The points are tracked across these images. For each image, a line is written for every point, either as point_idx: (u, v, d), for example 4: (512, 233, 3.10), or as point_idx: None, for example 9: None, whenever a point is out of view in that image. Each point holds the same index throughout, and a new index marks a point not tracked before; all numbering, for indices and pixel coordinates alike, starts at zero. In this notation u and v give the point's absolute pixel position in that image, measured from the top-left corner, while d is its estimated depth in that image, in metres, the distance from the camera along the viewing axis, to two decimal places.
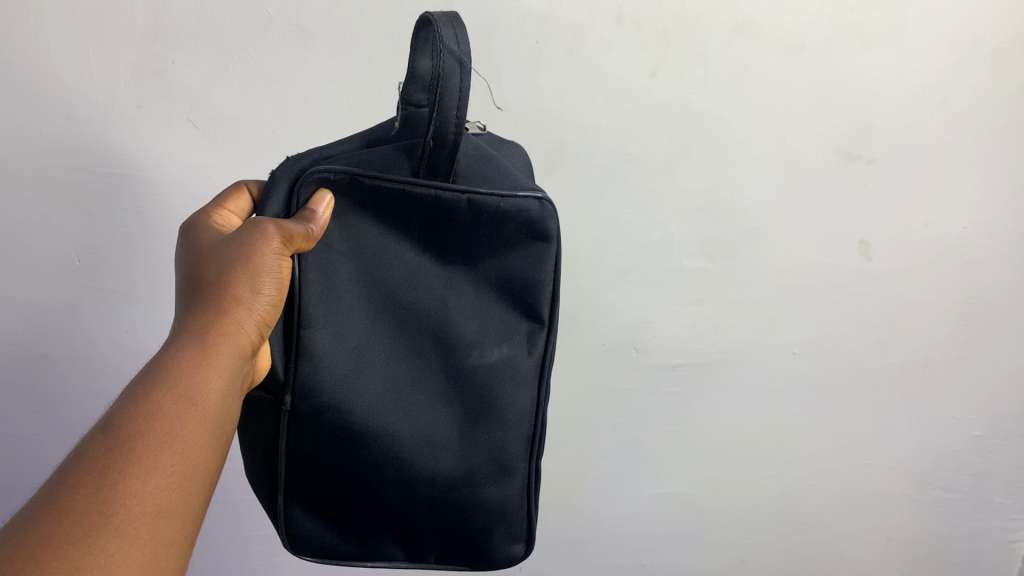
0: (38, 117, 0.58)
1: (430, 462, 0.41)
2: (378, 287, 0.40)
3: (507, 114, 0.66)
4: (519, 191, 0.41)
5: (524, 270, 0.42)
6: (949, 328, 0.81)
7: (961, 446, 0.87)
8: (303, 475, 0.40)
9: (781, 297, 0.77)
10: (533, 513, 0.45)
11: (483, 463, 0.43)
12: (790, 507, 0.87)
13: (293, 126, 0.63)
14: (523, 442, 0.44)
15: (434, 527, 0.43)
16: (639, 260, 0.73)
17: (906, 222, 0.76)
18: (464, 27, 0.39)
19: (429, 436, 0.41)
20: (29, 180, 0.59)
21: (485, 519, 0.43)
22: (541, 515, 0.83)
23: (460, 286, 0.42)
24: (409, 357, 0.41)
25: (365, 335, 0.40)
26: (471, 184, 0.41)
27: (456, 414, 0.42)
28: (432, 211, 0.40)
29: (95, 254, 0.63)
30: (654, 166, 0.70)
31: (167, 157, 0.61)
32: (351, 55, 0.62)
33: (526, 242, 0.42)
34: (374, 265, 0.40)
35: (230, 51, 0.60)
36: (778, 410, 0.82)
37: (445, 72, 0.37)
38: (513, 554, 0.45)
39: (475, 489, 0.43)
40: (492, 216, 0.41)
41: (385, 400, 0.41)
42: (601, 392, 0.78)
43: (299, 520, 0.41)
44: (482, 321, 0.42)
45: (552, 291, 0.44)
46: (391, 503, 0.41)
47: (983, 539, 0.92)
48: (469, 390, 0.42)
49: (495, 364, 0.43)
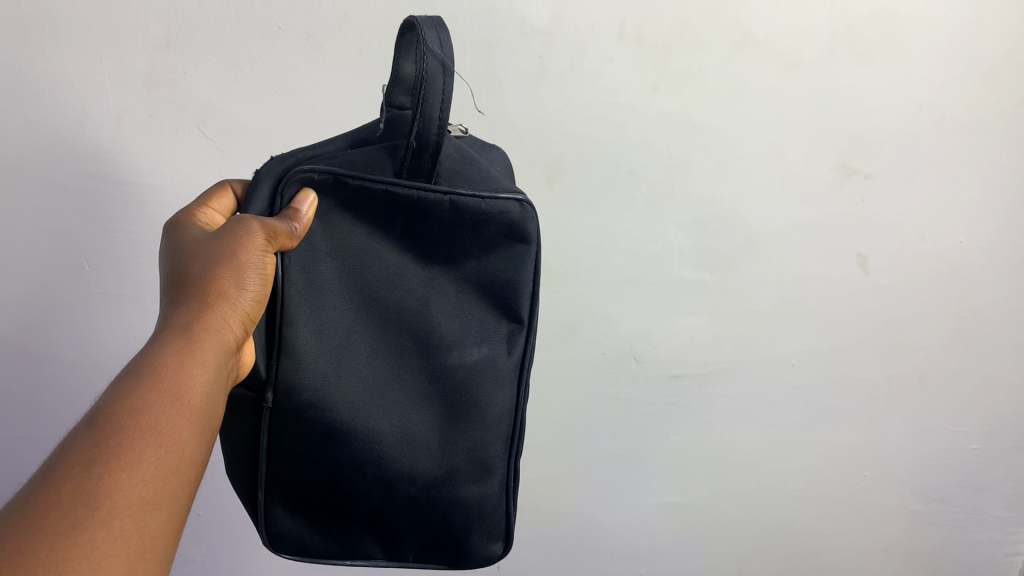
0: (50, 125, 0.58)
1: (409, 460, 0.42)
2: (359, 287, 0.41)
3: (509, 125, 0.67)
4: (500, 192, 0.42)
5: (504, 271, 0.43)
6: (946, 341, 0.82)
7: (958, 459, 0.88)
8: (284, 473, 0.40)
9: (780, 309, 0.77)
10: (512, 513, 0.46)
11: (462, 462, 0.43)
12: (789, 519, 0.87)
13: (299, 135, 0.64)
14: (502, 442, 0.44)
15: (413, 526, 0.43)
16: (638, 270, 0.74)
17: (903, 236, 0.77)
18: (447, 31, 0.39)
19: (408, 434, 0.42)
20: (39, 187, 0.59)
21: (464, 517, 0.43)
22: (540, 525, 0.83)
23: (441, 287, 0.42)
24: (390, 355, 0.42)
25: (347, 334, 0.41)
26: (453, 184, 0.41)
27: (435, 413, 0.42)
28: (414, 212, 0.41)
29: (106, 260, 0.63)
30: (654, 178, 0.71)
31: (175, 165, 0.62)
32: (357, 70, 0.63)
33: (507, 243, 0.43)
34: (357, 265, 0.41)
35: (241, 61, 0.61)
36: (776, 421, 0.82)
37: (428, 75, 0.38)
38: (492, 553, 0.45)
39: (455, 488, 0.43)
40: (474, 216, 0.41)
41: (366, 398, 0.41)
42: (600, 401, 0.78)
43: (279, 518, 0.41)
44: (463, 321, 0.43)
45: (532, 292, 0.44)
46: (371, 502, 0.42)
47: (979, 551, 0.92)
48: (449, 389, 0.43)
49: (475, 364, 0.43)
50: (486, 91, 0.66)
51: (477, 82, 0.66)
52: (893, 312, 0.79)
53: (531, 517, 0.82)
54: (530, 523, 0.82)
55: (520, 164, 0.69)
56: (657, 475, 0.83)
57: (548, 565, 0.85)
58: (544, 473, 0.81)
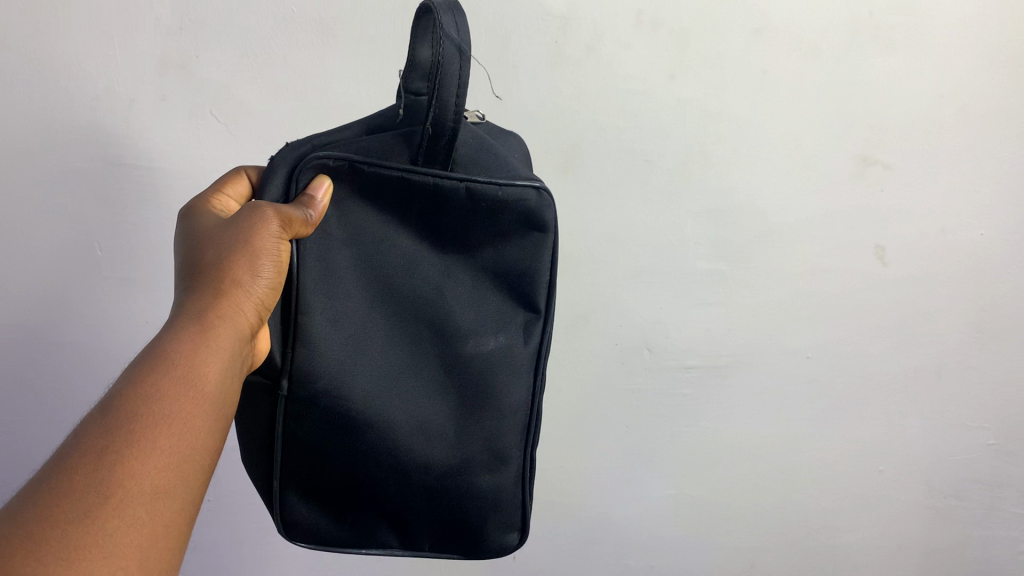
0: (60, 107, 0.58)
1: (424, 449, 0.41)
2: (375, 275, 0.41)
3: (523, 112, 0.66)
4: (517, 179, 0.41)
5: (521, 260, 0.42)
6: (964, 335, 0.81)
7: (974, 455, 0.87)
8: (300, 462, 0.40)
9: (795, 301, 0.76)
10: (529, 505, 0.45)
11: (478, 452, 0.42)
12: (802, 512, 0.86)
13: (309, 119, 0.63)
14: (519, 432, 0.44)
15: (428, 515, 0.42)
16: (651, 260, 0.73)
17: (922, 228, 0.76)
18: (464, 15, 0.39)
19: (423, 423, 0.41)
20: (51, 169, 0.59)
21: (479, 507, 0.43)
22: (549, 516, 0.82)
23: (457, 275, 0.42)
24: (405, 343, 0.41)
25: (362, 322, 0.40)
26: (469, 171, 0.41)
27: (451, 402, 0.42)
28: (430, 199, 0.40)
29: (115, 244, 0.62)
30: (670, 167, 0.70)
31: (186, 150, 0.62)
32: (371, 50, 0.63)
33: (523, 232, 0.42)
34: (373, 252, 0.40)
35: (252, 46, 0.61)
36: (790, 414, 0.81)
37: (444, 59, 0.37)
38: (508, 544, 0.45)
39: (470, 478, 0.42)
40: (490, 204, 0.41)
41: (381, 386, 0.41)
42: (612, 392, 0.78)
43: (293, 506, 0.40)
44: (479, 310, 0.42)
45: (549, 281, 0.43)
46: (386, 491, 0.41)
47: (996, 548, 0.91)
48: (466, 379, 0.42)
49: (491, 353, 0.42)
50: (500, 78, 0.65)
51: (491, 68, 0.65)
52: (913, 305, 0.78)
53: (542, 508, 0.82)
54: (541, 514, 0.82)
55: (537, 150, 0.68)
56: (670, 467, 0.82)
57: (559, 556, 0.84)
58: (554, 463, 0.80)
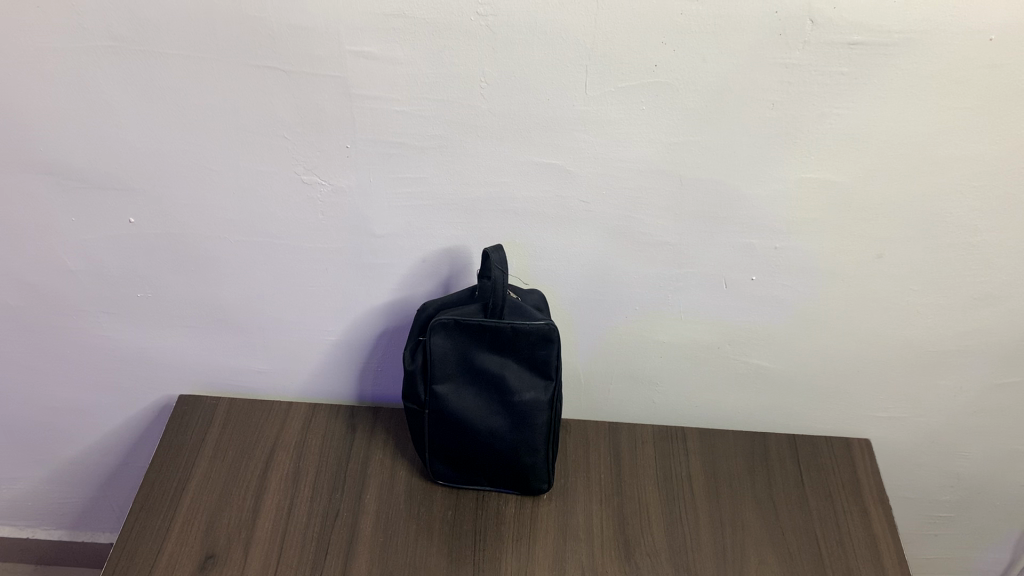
0: (308, 130, 0.92)
1: (494, 434, 1.04)
2: (471, 367, 1.01)
3: (594, 38, 0.83)
4: (537, 320, 0.97)
5: (542, 355, 0.99)
6: (963, 108, 0.86)
7: (1006, 165, 0.90)
8: (435, 448, 1.06)
9: (774, 86, 0.86)
10: (551, 455, 1.06)
11: (524, 458, 1.05)
12: (834, 309, 1.05)
13: (458, 47, 0.85)
14: (542, 429, 1.04)
15: (498, 466, 1.06)
16: (673, 89, 0.87)
17: (876, 32, 0.82)
18: (503, 254, 0.97)
19: (494, 440, 1.04)
20: (285, 167, 0.96)
21: (524, 463, 1.05)
22: (653, 318, 1.08)
23: (513, 371, 1.01)
24: (484, 396, 1.03)
25: (463, 399, 1.03)
26: (513, 320, 0.98)
27: (508, 424, 1.03)
28: (492, 329, 0.98)
29: (322, 227, 1.01)
30: (670, 32, 0.83)
31: (363, 124, 0.91)
32: (521, 40, 0.84)
33: (543, 344, 0.99)
34: (470, 363, 1.01)
35: (443, 58, 0.86)
36: (840, 185, 0.94)
37: (497, 281, 0.95)
38: (542, 487, 1.08)
39: (518, 449, 1.04)
40: (522, 330, 0.97)
41: (475, 408, 1.03)
42: (686, 147, 0.91)
43: (437, 467, 1.08)
44: (524, 383, 1.01)
45: (557, 366, 1.00)
46: (478, 464, 1.07)
47: (988, 317, 1.04)
48: (515, 418, 1.03)
49: (527, 405, 1.02)
50: (571, 20, 0.82)
51: None
52: (954, 63, 0.83)
53: (630, 339, 1.10)
54: (630, 342, 1.10)
55: (613, 50, 0.84)
56: (739, 245, 1.00)
57: (710, 339, 1.09)
58: (652, 276, 1.03)
